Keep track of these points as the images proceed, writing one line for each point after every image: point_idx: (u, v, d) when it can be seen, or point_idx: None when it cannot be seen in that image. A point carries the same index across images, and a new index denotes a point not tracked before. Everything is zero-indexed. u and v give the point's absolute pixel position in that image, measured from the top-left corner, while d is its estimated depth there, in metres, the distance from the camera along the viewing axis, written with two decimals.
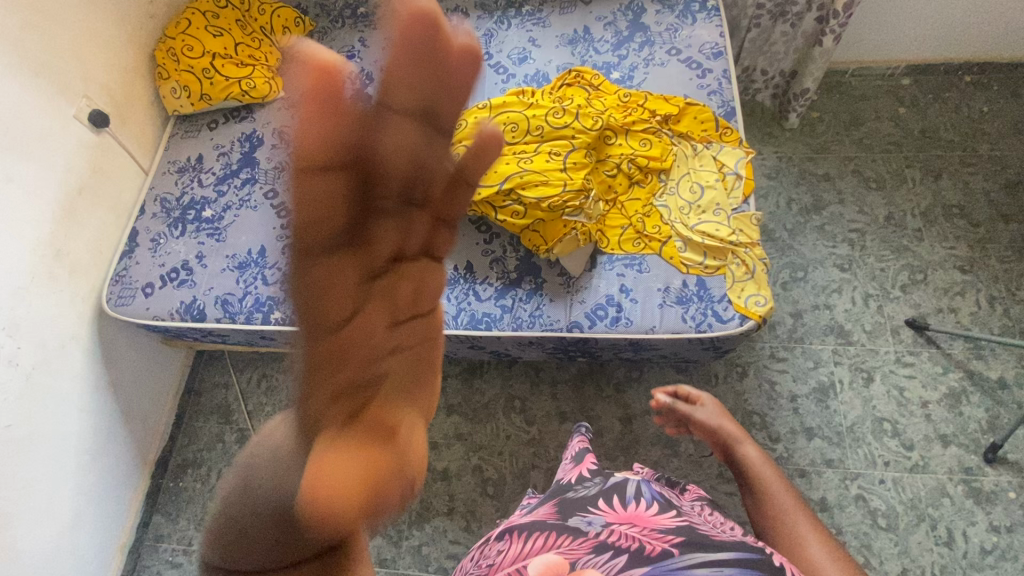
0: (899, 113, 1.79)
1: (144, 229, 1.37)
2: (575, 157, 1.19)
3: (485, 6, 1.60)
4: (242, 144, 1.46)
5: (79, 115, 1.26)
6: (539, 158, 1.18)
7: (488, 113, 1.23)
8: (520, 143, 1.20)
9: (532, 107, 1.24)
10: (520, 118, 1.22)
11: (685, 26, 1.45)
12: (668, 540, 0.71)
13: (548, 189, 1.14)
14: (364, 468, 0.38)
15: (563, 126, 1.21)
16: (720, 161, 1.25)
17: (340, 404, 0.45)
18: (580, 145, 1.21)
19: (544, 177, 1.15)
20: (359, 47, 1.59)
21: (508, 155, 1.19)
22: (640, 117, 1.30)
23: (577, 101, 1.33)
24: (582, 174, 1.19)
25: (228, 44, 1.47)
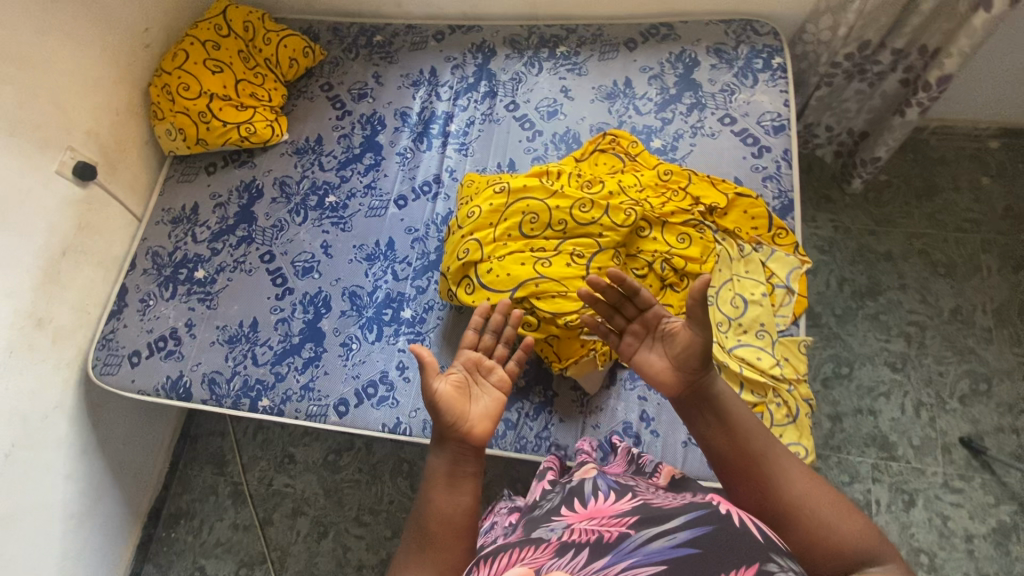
0: (982, 184, 1.56)
1: (134, 287, 1.29)
2: (601, 261, 1.04)
3: (515, 44, 1.42)
4: (240, 194, 1.35)
5: (62, 169, 1.17)
6: (559, 261, 1.03)
7: (505, 200, 1.09)
8: (539, 239, 1.06)
9: (555, 194, 1.08)
10: (540, 209, 1.07)
11: (743, 88, 1.25)
12: (625, 523, 0.64)
13: (566, 303, 0.99)
14: (441, 504, 0.78)
15: (589, 222, 1.06)
16: (769, 270, 1.08)
17: (446, 490, 0.79)
18: (607, 246, 1.05)
19: (562, 288, 1.00)
20: (372, 84, 1.43)
21: (524, 254, 1.04)
22: (680, 206, 1.12)
23: (610, 181, 1.15)
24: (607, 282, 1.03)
25: (227, 82, 1.34)
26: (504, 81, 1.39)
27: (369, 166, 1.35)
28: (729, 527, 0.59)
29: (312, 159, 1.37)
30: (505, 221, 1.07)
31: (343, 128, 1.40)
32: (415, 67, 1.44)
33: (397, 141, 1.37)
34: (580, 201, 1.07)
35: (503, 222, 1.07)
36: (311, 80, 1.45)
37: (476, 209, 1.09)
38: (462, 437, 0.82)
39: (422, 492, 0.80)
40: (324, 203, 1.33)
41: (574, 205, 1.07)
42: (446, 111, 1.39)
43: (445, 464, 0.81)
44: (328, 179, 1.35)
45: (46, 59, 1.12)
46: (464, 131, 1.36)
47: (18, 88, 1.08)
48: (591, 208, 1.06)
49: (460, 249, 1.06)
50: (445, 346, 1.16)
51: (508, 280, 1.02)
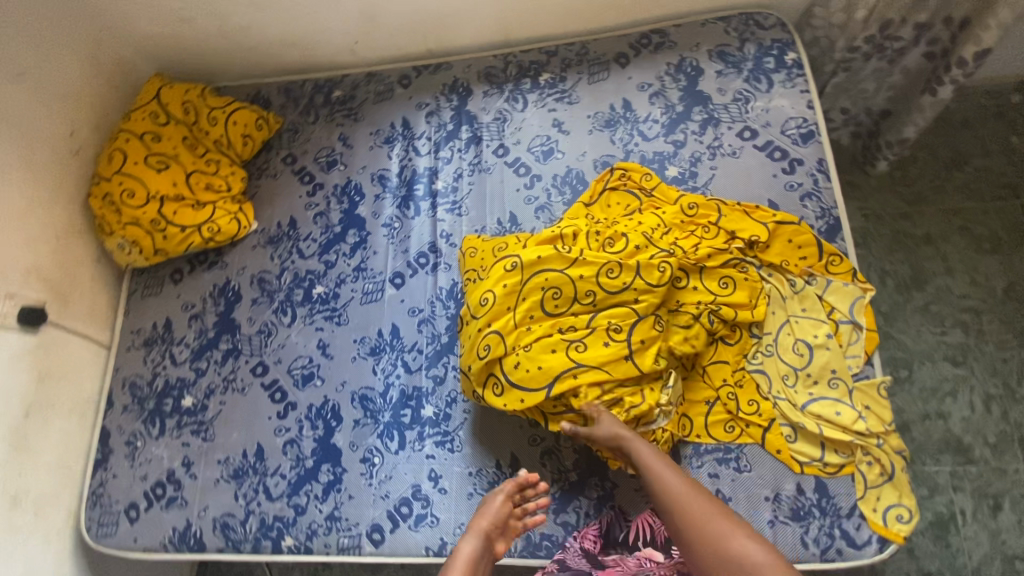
0: (1013, 143, 1.44)
1: (116, 428, 1.13)
2: (644, 333, 0.90)
3: (492, 77, 1.26)
4: (216, 300, 1.20)
5: (6, 322, 1.00)
6: (596, 344, 0.90)
7: (521, 279, 0.94)
8: (568, 318, 0.92)
9: (578, 261, 0.94)
10: (563, 282, 0.93)
11: (759, 94, 1.11)
12: None
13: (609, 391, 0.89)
14: None
15: (622, 288, 0.92)
16: (829, 304, 0.97)
17: None
18: (648, 313, 0.91)
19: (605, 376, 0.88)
20: (340, 149, 1.27)
21: (554, 340, 0.91)
22: (715, 246, 0.99)
23: (635, 230, 1.01)
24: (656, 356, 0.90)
25: (177, 178, 1.17)
26: (487, 123, 1.23)
27: (354, 245, 1.20)
28: None
29: (289, 247, 1.21)
30: (524, 303, 0.93)
31: (317, 205, 1.24)
32: (385, 121, 1.28)
33: (380, 210, 1.21)
34: (608, 266, 0.93)
35: (522, 305, 0.93)
36: (270, 153, 1.29)
37: (490, 293, 0.95)
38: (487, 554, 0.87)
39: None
40: (312, 296, 1.17)
41: (601, 271, 0.93)
42: (429, 166, 1.23)
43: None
44: (312, 268, 1.19)
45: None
46: (453, 187, 1.21)
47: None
48: (620, 272, 0.92)
49: (480, 345, 0.93)
50: (479, 443, 1.03)
51: (542, 376, 0.89)
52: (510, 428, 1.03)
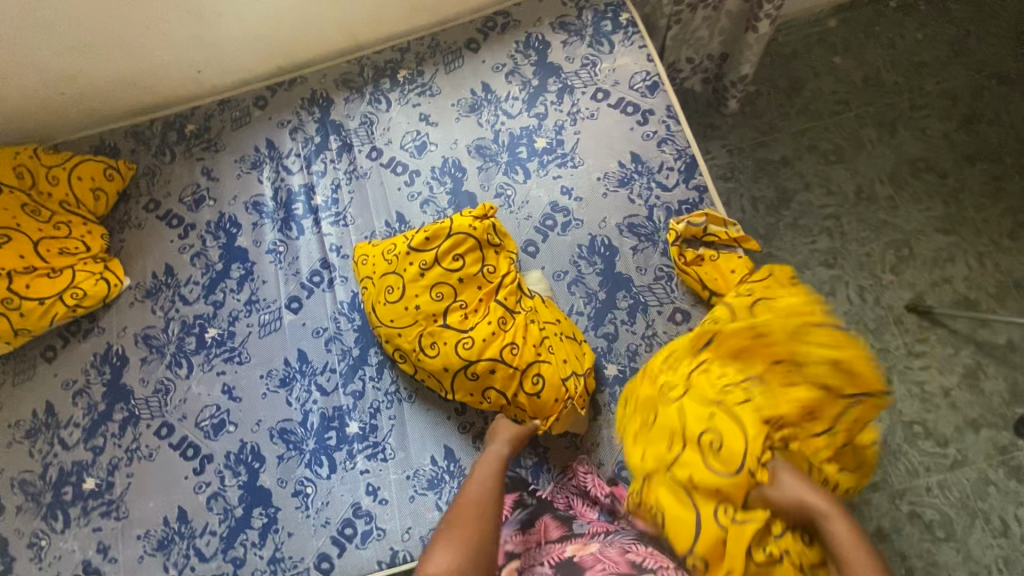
0: (836, 63, 1.62)
1: (14, 532, 1.03)
2: (520, 318, 0.96)
3: (351, 83, 1.25)
4: (100, 369, 1.11)
5: None
6: (478, 331, 0.94)
7: (412, 282, 0.99)
8: (457, 308, 0.97)
9: (456, 250, 0.99)
10: (447, 274, 0.98)
11: (604, 55, 1.18)
12: None
13: (512, 379, 0.93)
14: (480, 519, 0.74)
15: (494, 279, 0.99)
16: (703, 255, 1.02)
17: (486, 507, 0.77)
18: (518, 300, 0.98)
19: (493, 360, 0.93)
20: (206, 184, 1.21)
21: (444, 333, 0.95)
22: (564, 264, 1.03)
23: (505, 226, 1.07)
24: (536, 339, 0.94)
25: (24, 249, 1.07)
26: (354, 129, 1.22)
27: (241, 279, 1.15)
28: None
29: (171, 296, 1.14)
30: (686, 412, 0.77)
31: (192, 246, 1.17)
32: (248, 147, 1.24)
33: (261, 237, 1.17)
34: (486, 261, 0.99)
35: (410, 303, 0.98)
36: (129, 204, 1.21)
37: (388, 290, 1.00)
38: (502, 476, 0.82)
39: (456, 515, 0.74)
40: (205, 341, 1.11)
41: (479, 267, 0.99)
42: (304, 183, 1.21)
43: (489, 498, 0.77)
44: (200, 312, 1.13)
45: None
46: (333, 199, 1.19)
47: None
48: (494, 262, 1.00)
49: (377, 285, 1.02)
50: (412, 444, 1.02)
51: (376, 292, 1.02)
52: (438, 423, 1.03)
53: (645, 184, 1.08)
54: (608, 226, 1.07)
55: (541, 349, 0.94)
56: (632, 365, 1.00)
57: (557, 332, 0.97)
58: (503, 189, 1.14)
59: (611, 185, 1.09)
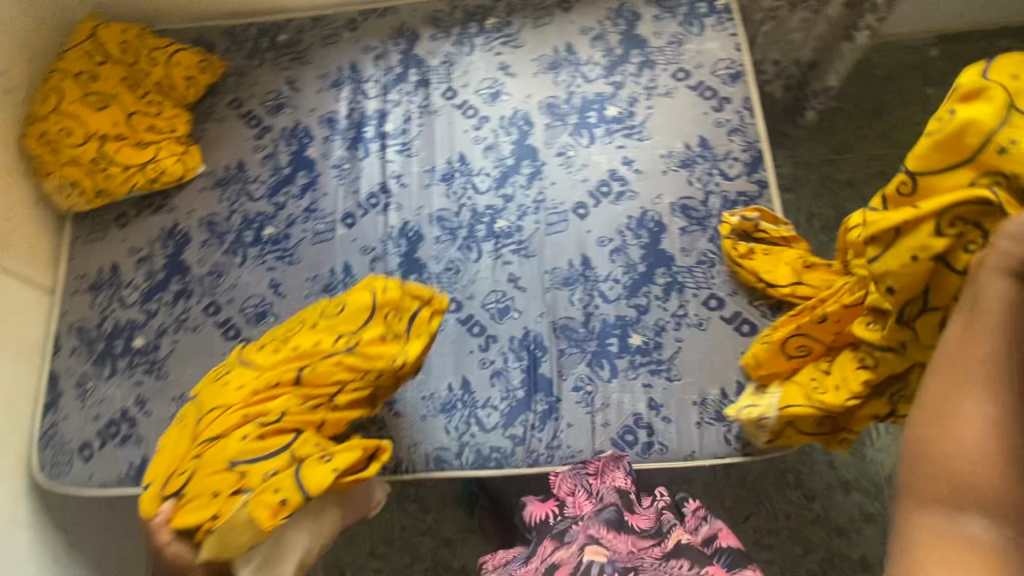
0: (926, 95, 1.57)
1: (64, 371, 1.14)
2: (288, 400, 0.90)
3: (440, 22, 1.28)
4: (164, 243, 1.19)
5: None
6: (233, 414, 0.88)
7: (218, 377, 0.94)
8: (254, 428, 0.87)
9: (317, 325, 0.95)
10: (244, 373, 0.92)
11: (692, 37, 1.18)
12: None
13: (218, 460, 0.84)
14: None
15: (286, 377, 0.91)
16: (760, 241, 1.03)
17: None
18: (285, 409, 0.89)
19: (204, 452, 0.86)
20: (288, 92, 1.27)
21: (209, 450, 0.86)
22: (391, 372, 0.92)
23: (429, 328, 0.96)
24: (242, 437, 0.86)
25: (118, 118, 1.15)
26: (435, 66, 1.26)
27: (304, 187, 1.21)
28: None
29: (238, 189, 1.21)
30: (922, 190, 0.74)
31: (265, 147, 1.24)
32: (332, 65, 1.29)
33: (330, 152, 1.23)
34: (329, 368, 0.91)
35: (259, 377, 0.91)
36: (215, 97, 1.28)
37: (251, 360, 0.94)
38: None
39: None
40: (262, 237, 1.18)
41: (332, 355, 0.91)
42: (378, 109, 1.26)
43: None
44: (262, 210, 1.20)
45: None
46: (403, 129, 1.24)
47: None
48: (322, 368, 0.91)
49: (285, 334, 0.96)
50: (433, 368, 1.08)
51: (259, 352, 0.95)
52: (460, 355, 1.09)
53: (707, 169, 1.09)
54: (661, 203, 1.09)
55: (253, 454, 0.85)
56: (656, 339, 1.02)
57: (285, 448, 0.86)
58: (566, 149, 1.16)
59: (673, 164, 1.11)
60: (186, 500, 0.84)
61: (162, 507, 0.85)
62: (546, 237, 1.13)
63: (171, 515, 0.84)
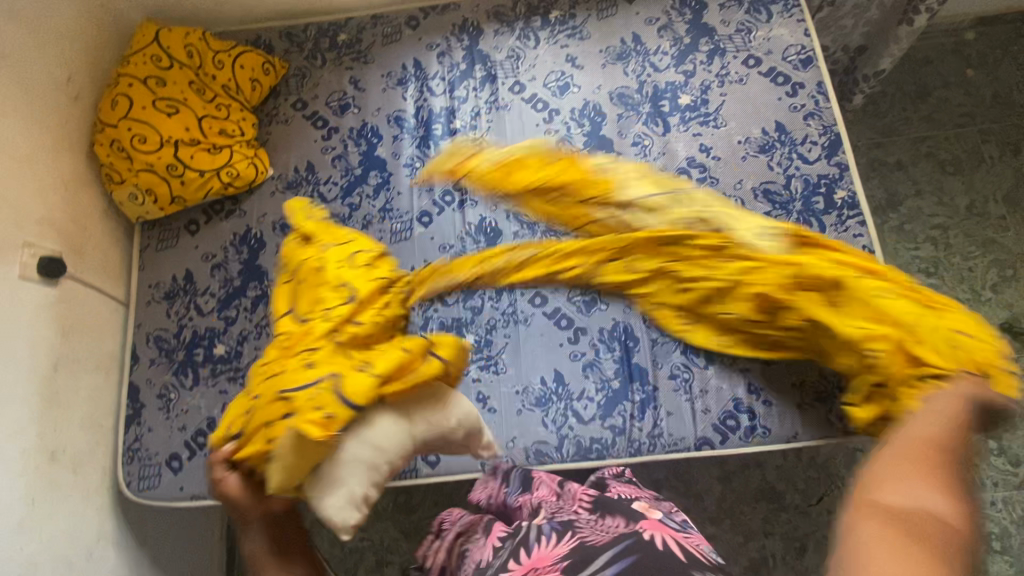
0: (967, 76, 1.60)
1: (145, 382, 1.11)
2: (327, 332, 0.84)
3: (502, 16, 1.28)
4: (237, 248, 1.17)
5: (27, 272, 0.97)
6: (269, 355, 0.86)
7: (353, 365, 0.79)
8: (310, 354, 0.80)
9: (348, 345, 0.83)
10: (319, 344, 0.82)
11: (760, 24, 1.19)
12: (559, 568, 0.63)
13: (389, 363, 0.76)
14: None
15: (330, 334, 0.84)
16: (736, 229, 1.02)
17: None
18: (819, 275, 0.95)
19: (275, 377, 0.79)
20: (353, 92, 1.26)
21: (298, 358, 0.80)
22: (315, 339, 0.83)
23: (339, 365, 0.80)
24: (297, 364, 0.78)
25: (189, 123, 1.14)
26: (500, 61, 1.26)
27: (378, 186, 1.20)
28: (651, 559, 0.61)
29: (311, 192, 1.20)
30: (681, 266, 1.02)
31: (334, 148, 1.23)
32: (395, 63, 1.28)
33: (400, 151, 1.22)
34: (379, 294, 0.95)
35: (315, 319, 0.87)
36: (279, 99, 1.27)
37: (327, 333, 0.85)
38: (289, 565, 0.75)
39: None
40: None
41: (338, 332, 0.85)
42: (445, 106, 1.25)
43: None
44: (336, 211, 1.19)
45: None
46: (472, 125, 1.22)
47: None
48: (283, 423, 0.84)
49: (320, 336, 0.83)
50: (524, 362, 1.07)
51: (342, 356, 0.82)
52: (550, 348, 1.07)
53: (787, 154, 1.10)
54: (743, 189, 1.10)
55: (298, 380, 0.75)
56: None
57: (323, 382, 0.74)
58: (640, 138, 1.16)
59: (752, 150, 1.12)
60: (250, 436, 0.76)
61: (228, 443, 0.79)
62: None
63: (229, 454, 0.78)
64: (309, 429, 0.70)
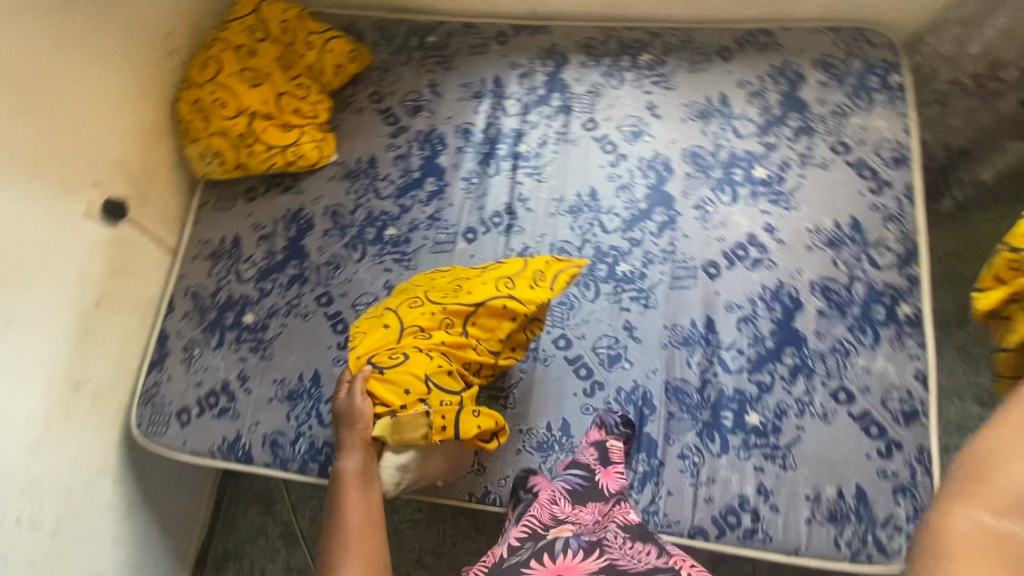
0: None
1: (175, 333, 1.16)
2: (464, 350, 0.96)
3: (592, 49, 1.27)
4: (287, 225, 1.20)
5: (91, 211, 1.03)
6: (418, 318, 0.98)
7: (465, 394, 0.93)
8: (445, 370, 0.93)
9: (469, 365, 0.96)
10: (451, 353, 0.95)
11: (858, 110, 1.13)
12: None
13: (492, 413, 0.94)
14: None
15: (460, 350, 0.96)
16: None
17: None
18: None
19: (410, 357, 0.94)
20: (429, 95, 1.27)
21: (426, 363, 0.93)
22: (448, 350, 0.95)
23: (455, 383, 0.93)
24: (441, 366, 0.93)
25: (269, 97, 1.18)
26: (579, 94, 1.24)
27: (432, 193, 1.21)
28: None
29: (367, 185, 1.22)
30: None
31: (398, 147, 1.24)
32: (476, 75, 1.28)
33: (461, 163, 1.22)
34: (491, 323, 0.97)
35: (448, 325, 0.97)
36: (357, 88, 1.29)
37: (451, 348, 0.96)
38: (369, 491, 0.90)
39: None
40: (383, 237, 1.18)
41: (464, 351, 0.96)
42: (515, 127, 1.24)
43: (376, 522, 0.88)
44: (387, 209, 1.20)
45: (52, 70, 0.95)
46: (537, 152, 1.21)
47: (13, 106, 0.90)
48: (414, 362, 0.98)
49: (448, 355, 0.95)
50: (535, 402, 1.05)
51: (456, 381, 0.94)
52: (563, 395, 1.05)
53: (855, 254, 1.04)
54: (800, 279, 1.05)
55: (443, 380, 0.93)
56: (775, 422, 0.98)
57: (452, 395, 0.92)
58: (704, 203, 1.12)
59: (818, 241, 1.06)
60: (383, 379, 0.93)
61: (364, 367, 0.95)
62: (669, 291, 1.08)
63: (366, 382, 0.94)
64: (430, 430, 0.90)
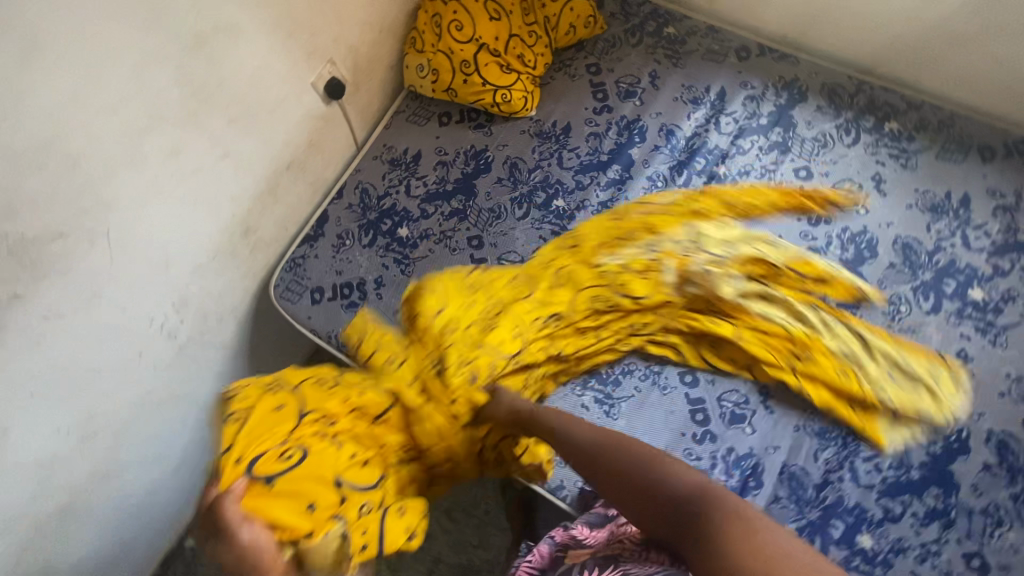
0: None
1: (334, 218, 1.21)
2: (374, 438, 0.89)
3: (835, 96, 1.18)
4: (467, 159, 1.22)
5: (317, 83, 1.09)
6: (323, 406, 0.88)
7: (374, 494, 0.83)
8: (353, 465, 0.84)
9: (381, 453, 0.89)
10: (350, 450, 0.85)
11: None
12: None
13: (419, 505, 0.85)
14: None
15: (359, 443, 0.88)
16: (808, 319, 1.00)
17: None
18: (578, 272, 1.06)
19: (304, 455, 0.81)
20: (646, 85, 1.23)
21: (324, 457, 0.82)
22: (349, 451, 0.85)
23: (365, 476, 0.84)
24: (352, 460, 0.84)
25: (500, 35, 1.18)
26: (803, 137, 1.15)
27: (612, 181, 1.16)
28: None
29: (554, 149, 1.20)
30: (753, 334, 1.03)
31: (597, 125, 1.21)
32: (702, 81, 1.22)
33: (652, 162, 1.17)
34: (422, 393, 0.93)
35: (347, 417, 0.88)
36: (579, 54, 1.28)
37: (344, 444, 0.86)
38: None
39: None
40: (551, 205, 1.16)
41: (362, 451, 0.87)
42: (721, 147, 1.17)
43: None
44: (564, 180, 1.18)
45: None
46: (736, 179, 1.14)
47: None
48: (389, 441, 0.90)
49: (349, 451, 0.85)
50: (638, 425, 0.97)
51: (369, 474, 0.85)
52: (669, 430, 0.97)
53: None
54: (978, 424, 0.93)
55: (355, 476, 0.83)
56: (888, 556, 0.87)
57: (365, 489, 0.83)
58: (898, 300, 1.01)
59: (1014, 392, 0.94)
60: (278, 492, 0.77)
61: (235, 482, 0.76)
62: None
63: (246, 497, 0.76)
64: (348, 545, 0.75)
